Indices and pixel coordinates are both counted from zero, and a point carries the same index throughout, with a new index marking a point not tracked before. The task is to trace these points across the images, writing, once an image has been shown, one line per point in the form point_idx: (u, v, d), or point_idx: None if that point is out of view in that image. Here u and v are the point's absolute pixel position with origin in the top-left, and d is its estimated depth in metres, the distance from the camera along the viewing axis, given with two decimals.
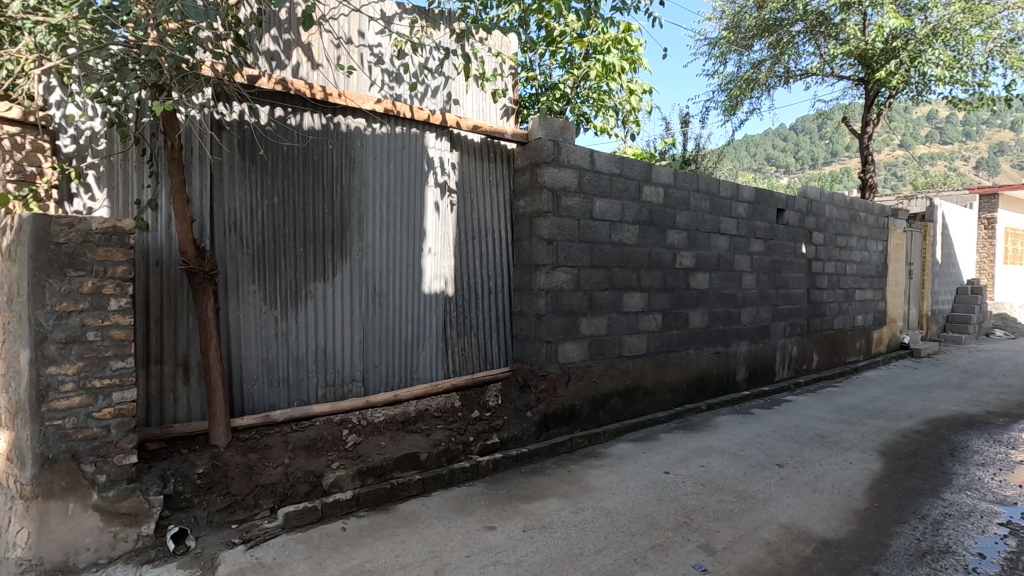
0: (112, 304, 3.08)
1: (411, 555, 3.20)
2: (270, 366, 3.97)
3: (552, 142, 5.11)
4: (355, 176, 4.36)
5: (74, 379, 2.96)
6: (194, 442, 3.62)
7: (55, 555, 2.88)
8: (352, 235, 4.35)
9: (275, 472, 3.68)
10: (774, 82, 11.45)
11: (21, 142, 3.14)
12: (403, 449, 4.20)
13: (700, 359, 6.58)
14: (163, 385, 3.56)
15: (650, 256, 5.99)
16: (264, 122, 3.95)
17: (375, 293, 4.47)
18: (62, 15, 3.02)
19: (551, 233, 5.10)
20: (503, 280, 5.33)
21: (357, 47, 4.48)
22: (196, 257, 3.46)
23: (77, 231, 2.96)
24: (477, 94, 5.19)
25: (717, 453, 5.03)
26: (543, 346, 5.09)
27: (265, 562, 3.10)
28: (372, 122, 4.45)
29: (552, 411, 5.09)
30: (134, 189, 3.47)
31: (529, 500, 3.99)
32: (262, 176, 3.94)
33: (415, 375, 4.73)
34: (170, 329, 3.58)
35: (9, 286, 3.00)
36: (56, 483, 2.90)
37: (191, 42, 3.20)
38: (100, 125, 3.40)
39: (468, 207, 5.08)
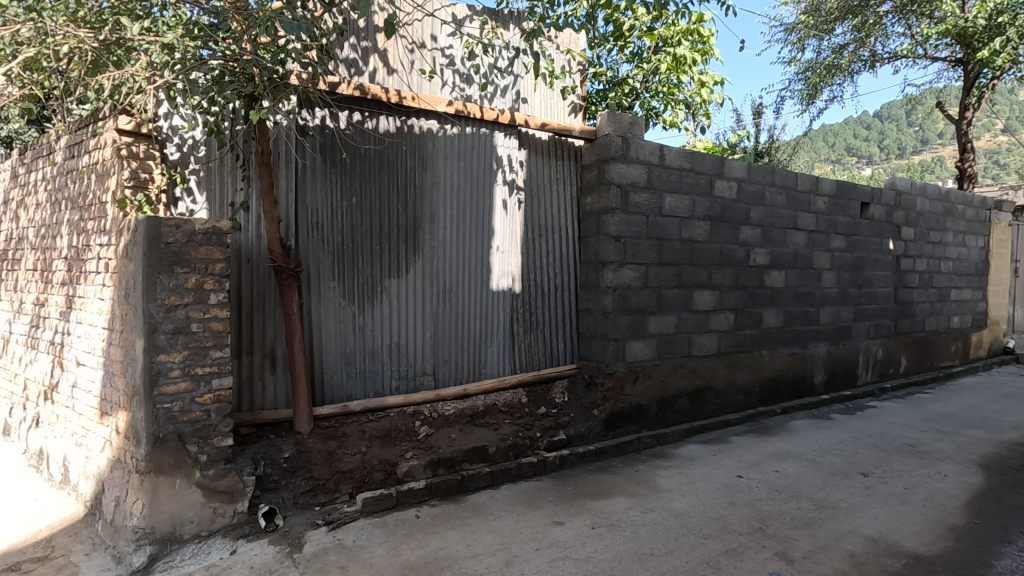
0: (212, 298, 3.35)
1: (482, 545, 3.29)
2: (348, 358, 4.18)
3: (620, 138, 5.06)
4: (427, 176, 4.51)
5: (180, 367, 3.25)
6: (281, 428, 3.87)
7: (164, 526, 3.19)
8: (425, 234, 4.50)
9: (353, 459, 3.85)
10: (858, 67, 10.74)
11: (136, 151, 3.46)
12: (472, 441, 4.29)
13: (775, 361, 6.31)
14: (253, 374, 3.82)
15: (722, 253, 5.80)
16: (343, 126, 4.16)
17: (445, 290, 4.61)
18: (171, 35, 3.36)
19: (618, 230, 5.05)
20: (569, 277, 5.32)
21: (430, 50, 4.62)
22: (283, 255, 3.71)
23: (183, 232, 3.24)
24: (545, 92, 5.21)
25: (794, 459, 4.81)
26: (610, 344, 5.05)
27: (346, 544, 3.28)
28: (443, 123, 4.58)
29: (618, 409, 5.05)
30: (229, 192, 3.74)
31: (596, 497, 3.99)
32: (342, 178, 4.14)
33: (483, 370, 4.82)
34: (260, 322, 3.84)
35: (125, 282, 3.34)
36: (165, 460, 3.20)
37: (281, 54, 3.41)
38: (201, 134, 3.65)
39: (535, 204, 5.12)
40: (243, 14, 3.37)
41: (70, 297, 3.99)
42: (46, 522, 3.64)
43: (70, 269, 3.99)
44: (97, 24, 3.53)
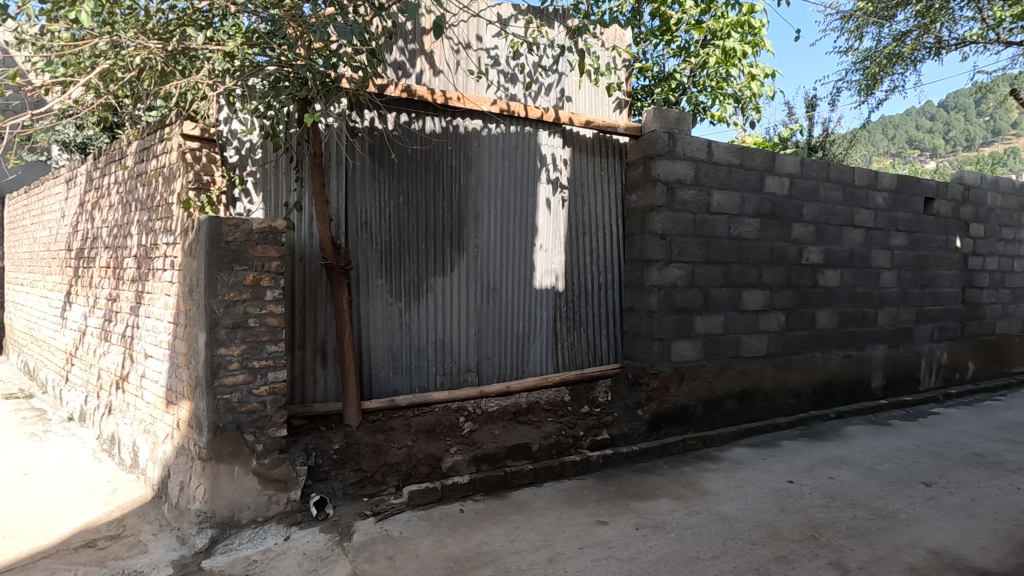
0: (268, 294, 3.50)
1: (526, 542, 3.31)
2: (395, 354, 4.28)
3: (667, 134, 4.98)
4: (472, 175, 4.56)
5: (239, 359, 3.41)
6: (331, 420, 4.00)
7: (224, 511, 3.35)
8: (469, 232, 4.55)
9: (400, 453, 3.95)
10: (921, 55, 10.17)
11: (199, 156, 3.66)
12: (515, 438, 4.32)
13: (829, 363, 6.06)
14: (305, 368, 3.97)
15: (773, 251, 5.62)
16: (391, 128, 4.26)
17: (489, 288, 4.65)
18: (233, 44, 3.54)
19: (664, 228, 4.98)
20: (613, 275, 5.27)
21: (475, 51, 4.67)
22: (333, 253, 3.85)
23: (241, 231, 3.40)
24: (590, 89, 5.18)
25: (849, 465, 4.62)
26: (655, 344, 4.98)
27: (393, 535, 3.37)
28: (488, 123, 4.62)
29: (663, 410, 4.98)
30: (283, 193, 3.90)
31: (640, 498, 3.94)
32: (389, 179, 4.24)
33: (526, 368, 4.84)
34: (312, 318, 3.98)
35: (189, 279, 3.53)
36: (224, 448, 3.37)
37: (333, 58, 3.52)
38: (257, 138, 3.84)
39: (579, 202, 5.10)
40: (297, 20, 3.49)
41: (140, 293, 4.25)
42: (118, 503, 3.89)
43: (139, 266, 4.25)
44: (165, 36, 3.78)
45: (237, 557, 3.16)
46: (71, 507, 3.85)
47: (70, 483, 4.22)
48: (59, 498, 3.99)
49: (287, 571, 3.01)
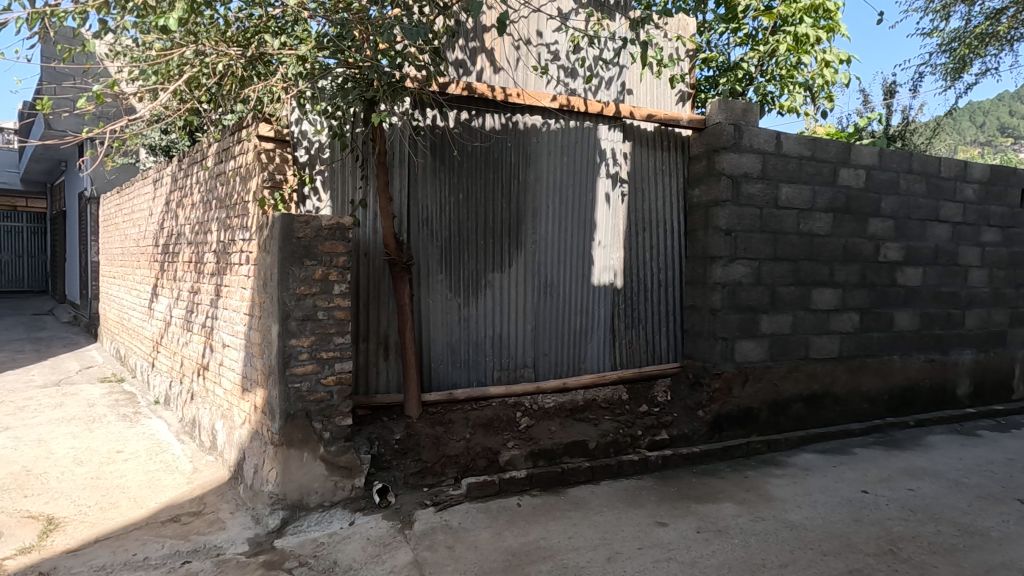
0: (336, 289, 3.65)
1: (584, 539, 3.29)
2: (453, 348, 4.35)
3: (732, 126, 4.81)
4: (531, 171, 4.56)
5: (308, 350, 3.57)
6: (392, 411, 4.11)
7: (293, 494, 3.52)
8: (528, 228, 4.56)
9: (458, 445, 4.02)
10: (1019, 34, 9.31)
11: (274, 156, 3.78)
12: (572, 435, 4.30)
13: (908, 368, 5.68)
14: (369, 360, 4.10)
15: (846, 247, 5.32)
16: (452, 125, 4.31)
17: (547, 284, 4.65)
18: (305, 48, 3.69)
19: (729, 224, 4.82)
20: (674, 272, 5.15)
21: (535, 47, 4.66)
22: (396, 249, 3.96)
23: (311, 228, 3.54)
24: (652, 81, 5.07)
25: (931, 477, 4.32)
26: (718, 343, 4.83)
27: (452, 525, 3.44)
28: (547, 119, 4.61)
29: (726, 412, 4.82)
30: (350, 190, 4.04)
31: (702, 501, 3.84)
32: (450, 176, 4.31)
33: (583, 365, 4.80)
34: (375, 311, 4.11)
35: (263, 273, 3.72)
36: (295, 435, 3.54)
37: (398, 59, 3.60)
38: (325, 138, 3.98)
39: (639, 197, 5.00)
40: (364, 23, 3.59)
41: (218, 286, 4.52)
42: (199, 482, 4.17)
43: (218, 261, 4.52)
44: (244, 42, 3.99)
45: (306, 539, 3.32)
46: (159, 484, 4.16)
47: (158, 462, 4.56)
48: (149, 475, 4.32)
49: (352, 555, 3.13)
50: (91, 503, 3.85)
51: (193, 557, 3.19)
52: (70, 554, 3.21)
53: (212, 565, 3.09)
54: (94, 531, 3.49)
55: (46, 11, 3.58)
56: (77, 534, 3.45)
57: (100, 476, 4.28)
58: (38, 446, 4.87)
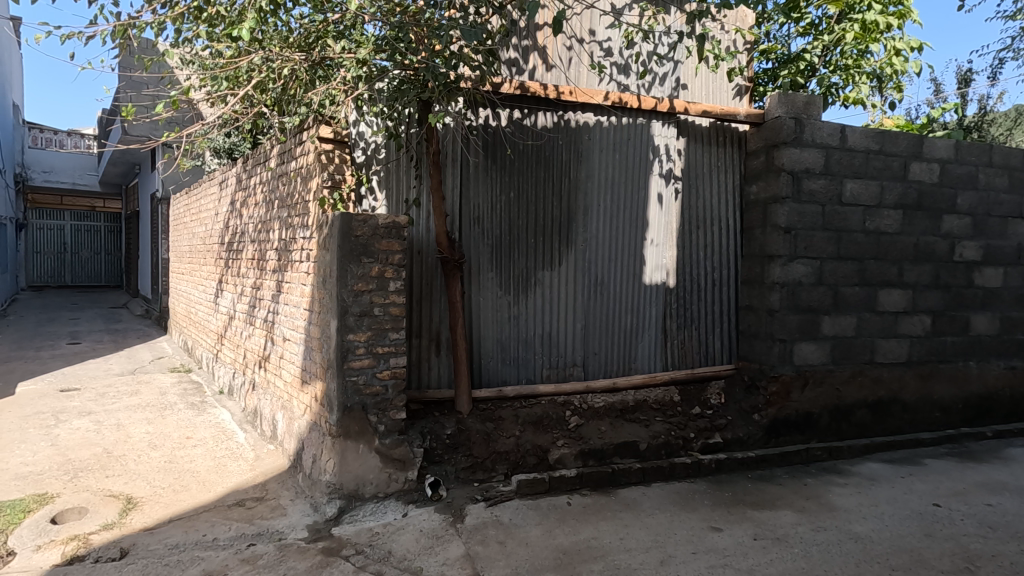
0: (391, 285, 3.74)
1: (636, 541, 3.25)
2: (503, 345, 4.38)
3: (793, 120, 4.63)
4: (582, 169, 4.54)
5: (365, 345, 3.67)
6: (444, 407, 4.17)
7: (350, 484, 3.64)
8: (578, 227, 4.54)
9: (508, 442, 4.04)
10: None
11: (332, 158, 3.92)
12: (622, 436, 4.26)
13: (985, 375, 5.32)
14: (421, 355, 4.17)
15: (917, 246, 5.02)
16: (504, 124, 4.33)
17: (598, 282, 4.60)
18: (364, 52, 3.80)
19: (789, 221, 4.65)
20: (729, 271, 5.00)
21: (588, 44, 4.62)
22: (448, 247, 4.03)
23: (369, 226, 3.65)
24: (708, 76, 4.95)
25: (1013, 493, 4.02)
26: (776, 345, 4.65)
27: (503, 521, 3.47)
28: (600, 116, 4.57)
29: (783, 416, 4.66)
30: (405, 190, 4.11)
31: (759, 507, 3.72)
32: (501, 174, 4.33)
33: (634, 365, 4.72)
34: (428, 308, 4.18)
35: (323, 269, 3.85)
36: (351, 427, 3.65)
37: (453, 59, 3.65)
38: (381, 139, 4.07)
39: (694, 194, 4.89)
40: (421, 25, 3.65)
41: (280, 282, 4.71)
42: (261, 469, 4.37)
43: (280, 258, 4.70)
44: (307, 48, 4.14)
45: (362, 528, 3.42)
46: (225, 469, 4.38)
47: (223, 449, 4.80)
48: (216, 461, 4.55)
49: (406, 546, 3.21)
50: (164, 485, 4.10)
51: (257, 541, 3.34)
52: (147, 531, 3.43)
53: (275, 548, 3.23)
54: (168, 511, 3.72)
55: (129, 24, 3.83)
56: (153, 513, 3.68)
57: (173, 460, 4.55)
58: (117, 430, 5.23)
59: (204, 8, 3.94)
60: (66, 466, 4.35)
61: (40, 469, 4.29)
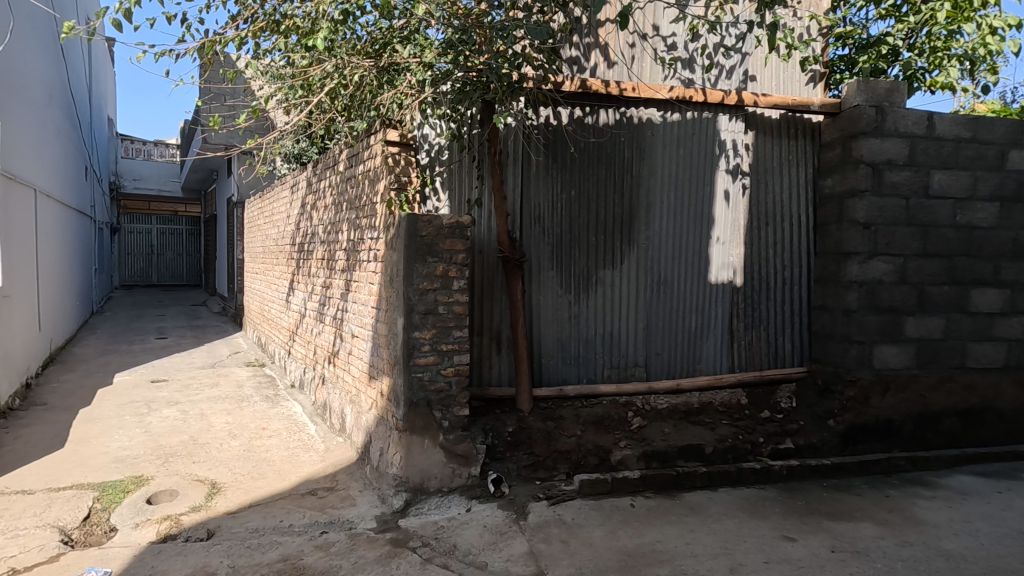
0: (455, 284, 3.81)
1: (703, 547, 3.17)
2: (563, 344, 4.36)
3: (874, 108, 4.36)
4: (645, 165, 4.46)
5: (430, 343, 3.76)
6: (505, 405, 4.21)
7: (415, 477, 3.75)
8: (640, 225, 4.46)
9: (570, 441, 4.03)
10: None
11: (399, 160, 4.02)
12: (687, 438, 4.16)
13: None
14: (482, 353, 4.22)
15: (1016, 241, 4.62)
16: (566, 123, 4.32)
17: (660, 281, 4.51)
18: (430, 56, 3.91)
19: (867, 216, 4.38)
20: (800, 270, 4.78)
21: (652, 39, 4.53)
22: (510, 246, 4.07)
23: (434, 226, 3.73)
24: (778, 65, 4.75)
25: None
26: (853, 347, 4.40)
27: (565, 520, 3.46)
28: (663, 111, 4.47)
29: (861, 423, 4.41)
30: (467, 190, 4.18)
31: (836, 518, 3.54)
32: (562, 173, 4.32)
33: (698, 366, 4.59)
34: (489, 307, 4.23)
35: (390, 269, 3.97)
36: (417, 421, 3.74)
37: (517, 60, 3.68)
38: (444, 141, 4.16)
39: (762, 190, 4.70)
40: (485, 27, 3.70)
41: (348, 281, 4.89)
42: (331, 461, 4.56)
43: (348, 258, 4.89)
44: (376, 54, 4.29)
45: (427, 521, 3.50)
46: (298, 460, 4.61)
47: (296, 440, 5.06)
48: (289, 451, 4.80)
49: (470, 540, 3.26)
50: (244, 472, 4.36)
51: (329, 529, 3.50)
52: (230, 515, 3.66)
53: (346, 536, 3.37)
54: (248, 497, 3.95)
55: (215, 40, 4.10)
56: (235, 499, 3.92)
57: (251, 449, 4.83)
58: (201, 419, 5.61)
59: (281, 21, 4.17)
60: (158, 452, 4.71)
61: (135, 454, 4.66)
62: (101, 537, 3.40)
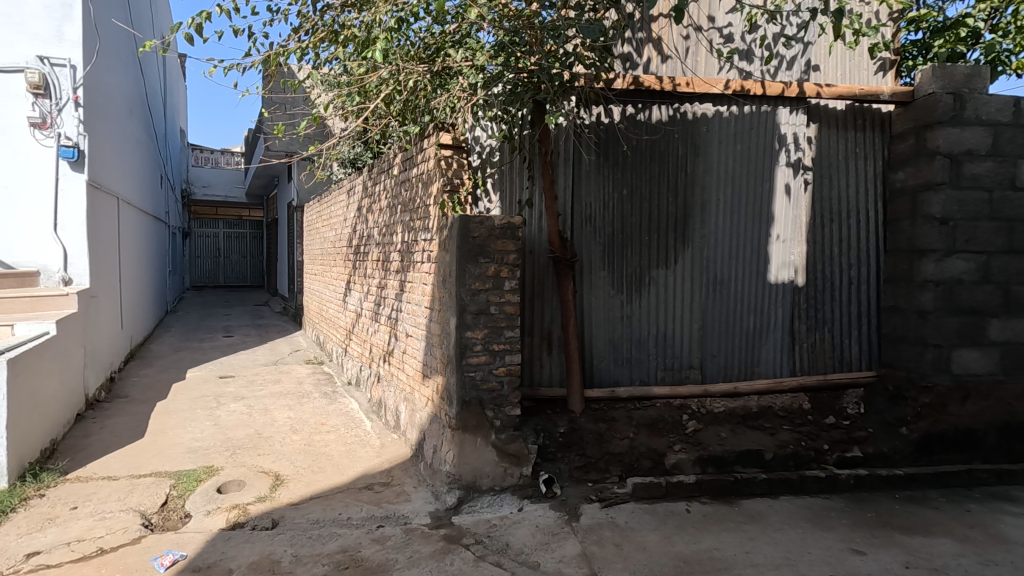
0: (506, 285, 3.84)
1: (764, 556, 3.06)
2: (615, 345, 4.31)
3: (952, 96, 4.08)
4: (700, 162, 4.34)
5: (482, 342, 3.79)
6: (556, 405, 4.20)
7: (468, 475, 3.79)
8: (695, 223, 4.35)
9: (622, 443, 3.99)
10: None
11: (451, 163, 4.06)
12: (745, 444, 4.03)
13: None
14: (534, 353, 4.23)
15: None
16: (618, 121, 4.27)
17: (717, 281, 4.38)
18: (483, 58, 3.95)
19: (945, 211, 4.10)
20: (868, 268, 4.54)
21: (707, 32, 4.41)
22: (561, 246, 4.04)
23: (485, 227, 3.77)
24: (844, 54, 4.53)
25: None
26: (929, 351, 4.14)
27: (619, 523, 3.42)
28: (719, 106, 4.35)
29: (938, 432, 4.14)
30: (518, 191, 4.21)
31: (911, 532, 3.33)
32: (614, 171, 4.27)
33: (757, 369, 4.43)
34: (540, 307, 4.23)
35: (443, 270, 4.04)
36: (469, 420, 3.79)
37: (569, 58, 3.65)
38: (496, 142, 4.21)
39: (827, 185, 4.49)
40: (536, 27, 3.69)
41: (403, 282, 5.01)
42: (386, 457, 4.69)
43: (402, 260, 5.01)
44: (431, 59, 4.38)
45: (480, 519, 3.54)
46: (355, 455, 4.76)
47: (354, 436, 5.23)
48: (347, 446, 4.97)
49: (523, 540, 3.27)
50: (305, 466, 4.55)
51: (385, 523, 3.59)
52: (293, 506, 3.82)
53: (401, 531, 3.45)
54: (309, 490, 4.11)
55: (278, 52, 4.29)
56: (297, 491, 4.09)
57: (311, 443, 5.04)
58: (265, 414, 5.89)
59: (340, 32, 4.32)
60: (227, 444, 4.98)
61: (206, 445, 4.94)
62: (177, 522, 3.62)
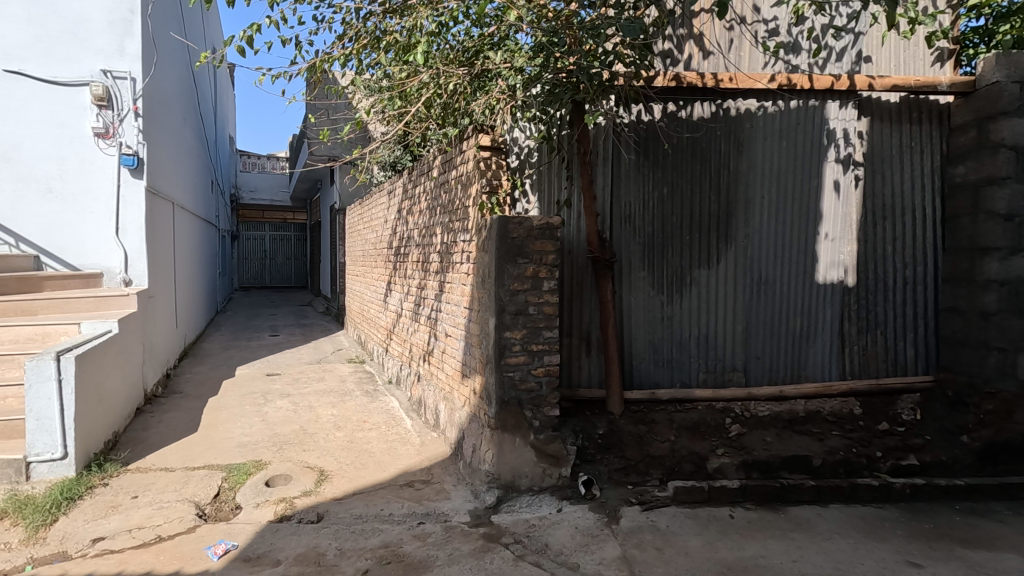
0: (545, 285, 3.84)
1: (812, 565, 2.96)
2: (655, 347, 4.25)
3: (1019, 85, 3.84)
4: (743, 160, 4.24)
5: (520, 343, 3.80)
6: (595, 407, 4.18)
7: (507, 475, 3.81)
8: (738, 222, 4.25)
9: (663, 446, 3.93)
10: None
11: (490, 164, 4.09)
12: (792, 449, 3.89)
13: None
14: (572, 354, 4.21)
15: None
16: (659, 118, 4.21)
17: (761, 281, 4.27)
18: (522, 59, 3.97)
19: (1011, 206, 3.85)
20: (924, 268, 4.35)
21: (751, 24, 4.29)
22: (599, 246, 4.00)
23: (524, 228, 3.77)
24: (897, 44, 4.35)
25: None
26: (993, 355, 3.91)
27: (659, 527, 3.37)
28: (764, 101, 4.23)
29: (1003, 440, 3.90)
30: (556, 191, 4.22)
31: (973, 546, 3.16)
32: (654, 170, 4.22)
33: (804, 372, 4.31)
34: (578, 308, 4.22)
35: (482, 271, 4.07)
36: (508, 420, 3.80)
37: (608, 57, 3.62)
38: (533, 143, 4.22)
39: (879, 181, 4.31)
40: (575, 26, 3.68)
41: (442, 282, 5.08)
42: (426, 455, 4.75)
43: (442, 261, 5.07)
44: (470, 62, 4.43)
45: (519, 519, 3.55)
46: (396, 452, 4.85)
47: (394, 434, 5.33)
48: (388, 444, 5.06)
49: (562, 540, 3.27)
50: (348, 462, 4.66)
51: (426, 519, 3.65)
52: (337, 501, 3.93)
53: (442, 528, 3.50)
54: (352, 485, 4.21)
55: (323, 59, 4.42)
56: (341, 486, 4.19)
57: (354, 440, 5.16)
58: (310, 411, 6.06)
59: (382, 38, 4.41)
60: (274, 439, 5.15)
61: (255, 440, 5.13)
62: (229, 513, 3.77)
